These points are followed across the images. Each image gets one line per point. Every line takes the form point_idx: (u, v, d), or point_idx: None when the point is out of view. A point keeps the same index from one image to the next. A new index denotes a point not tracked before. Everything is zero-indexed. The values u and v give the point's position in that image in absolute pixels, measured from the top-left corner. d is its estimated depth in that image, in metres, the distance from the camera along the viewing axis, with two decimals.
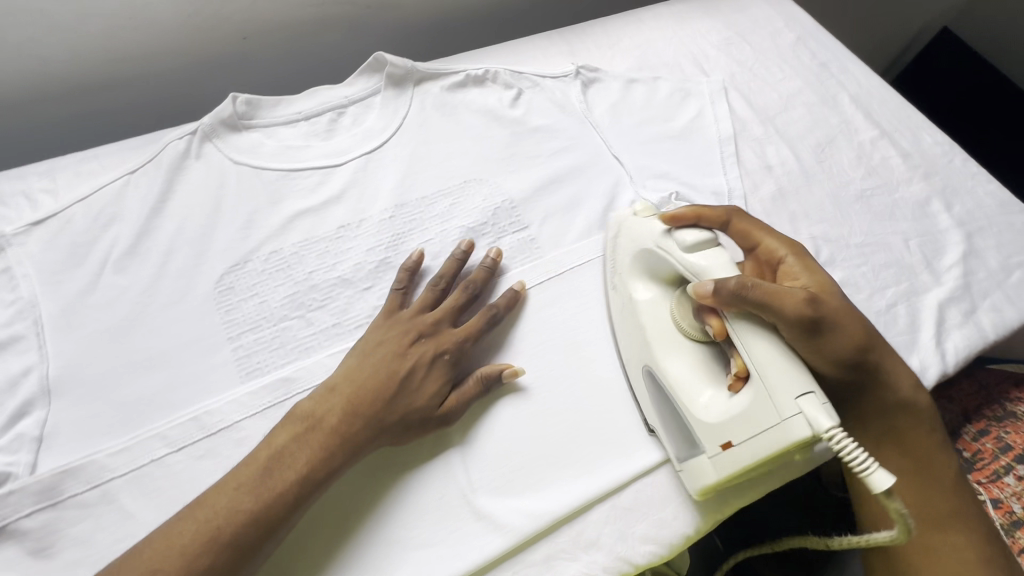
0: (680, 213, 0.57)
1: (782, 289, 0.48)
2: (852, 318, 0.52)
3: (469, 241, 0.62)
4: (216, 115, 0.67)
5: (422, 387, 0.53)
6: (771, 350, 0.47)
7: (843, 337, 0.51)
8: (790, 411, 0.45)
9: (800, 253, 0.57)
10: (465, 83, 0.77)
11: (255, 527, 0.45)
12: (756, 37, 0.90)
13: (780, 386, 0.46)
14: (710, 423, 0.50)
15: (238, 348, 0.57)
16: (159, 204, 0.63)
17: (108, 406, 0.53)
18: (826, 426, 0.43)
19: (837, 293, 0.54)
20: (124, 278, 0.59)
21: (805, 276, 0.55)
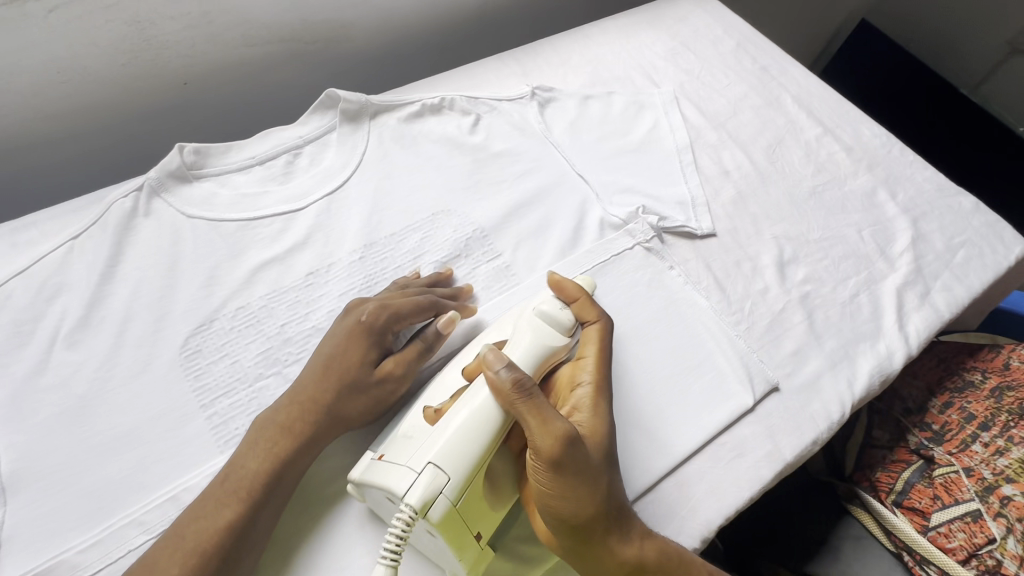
0: (567, 285, 0.57)
1: (544, 418, 0.46)
2: (599, 487, 0.46)
3: (448, 270, 0.64)
4: (162, 168, 0.63)
5: (345, 356, 0.52)
6: (481, 414, 0.47)
7: (566, 503, 0.46)
8: (419, 465, 0.45)
9: (600, 391, 0.52)
10: (422, 113, 0.76)
11: (221, 535, 0.45)
12: (700, 46, 0.93)
13: (435, 446, 0.46)
14: (396, 440, 0.50)
15: (213, 416, 0.54)
16: (110, 270, 0.59)
17: (74, 496, 0.49)
18: (411, 497, 0.43)
19: (604, 452, 0.49)
20: (78, 354, 0.55)
21: (587, 413, 0.50)
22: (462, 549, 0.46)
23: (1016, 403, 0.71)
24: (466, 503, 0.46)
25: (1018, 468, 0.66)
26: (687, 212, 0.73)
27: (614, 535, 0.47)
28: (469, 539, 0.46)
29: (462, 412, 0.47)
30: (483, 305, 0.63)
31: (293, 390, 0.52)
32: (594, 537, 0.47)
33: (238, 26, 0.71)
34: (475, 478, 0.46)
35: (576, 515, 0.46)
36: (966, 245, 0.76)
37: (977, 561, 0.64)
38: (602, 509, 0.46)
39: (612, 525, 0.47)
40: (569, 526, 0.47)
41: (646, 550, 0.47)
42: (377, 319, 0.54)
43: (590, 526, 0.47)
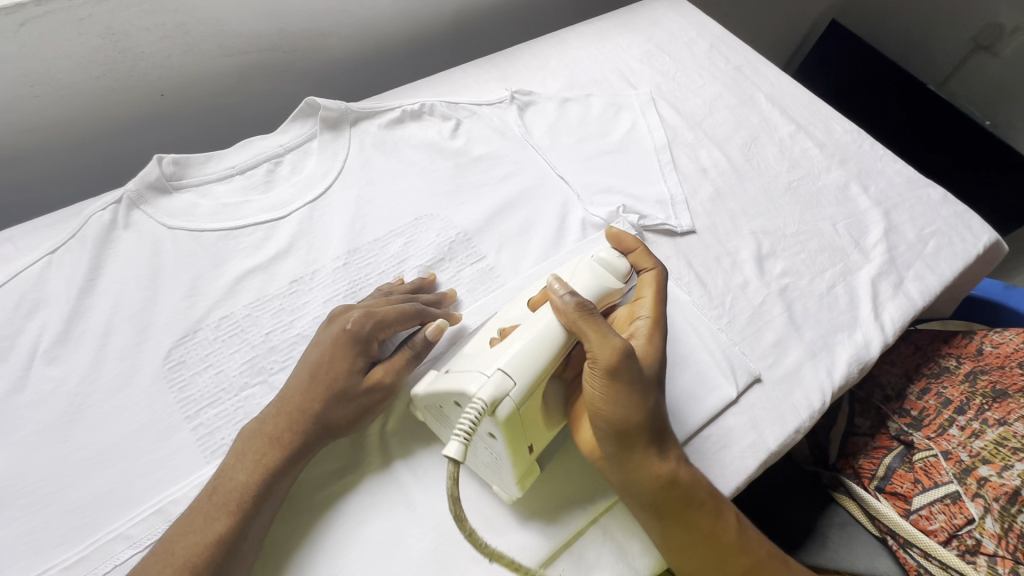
0: (625, 238, 0.61)
1: (605, 331, 0.48)
2: (646, 399, 0.48)
3: (431, 275, 0.64)
4: (141, 180, 0.63)
5: (331, 365, 0.52)
6: (546, 334, 0.49)
7: (614, 412, 0.48)
8: (490, 369, 0.46)
9: (655, 324, 0.54)
10: (402, 119, 0.77)
11: (210, 549, 0.44)
12: (674, 48, 0.95)
13: (506, 355, 0.47)
14: (460, 358, 0.51)
15: (199, 426, 0.53)
16: (89, 283, 0.59)
17: (56, 513, 0.48)
18: (482, 394, 0.44)
19: (654, 373, 0.51)
20: (58, 369, 0.54)
21: (642, 341, 0.52)
22: (518, 454, 0.47)
23: (989, 386, 0.73)
24: (527, 412, 0.47)
25: (992, 449, 0.68)
26: (666, 210, 0.74)
27: (655, 449, 0.48)
28: (524, 447, 0.48)
29: (529, 330, 0.49)
30: (467, 308, 0.63)
31: (280, 401, 0.52)
32: (636, 449, 0.48)
33: (214, 37, 0.71)
34: (537, 390, 0.47)
35: (622, 424, 0.48)
36: (937, 235, 0.78)
37: (957, 541, 0.65)
38: (647, 422, 0.48)
39: (654, 440, 0.48)
40: (614, 435, 0.48)
41: (680, 470, 0.49)
42: (365, 326, 0.53)
43: (635, 437, 0.48)
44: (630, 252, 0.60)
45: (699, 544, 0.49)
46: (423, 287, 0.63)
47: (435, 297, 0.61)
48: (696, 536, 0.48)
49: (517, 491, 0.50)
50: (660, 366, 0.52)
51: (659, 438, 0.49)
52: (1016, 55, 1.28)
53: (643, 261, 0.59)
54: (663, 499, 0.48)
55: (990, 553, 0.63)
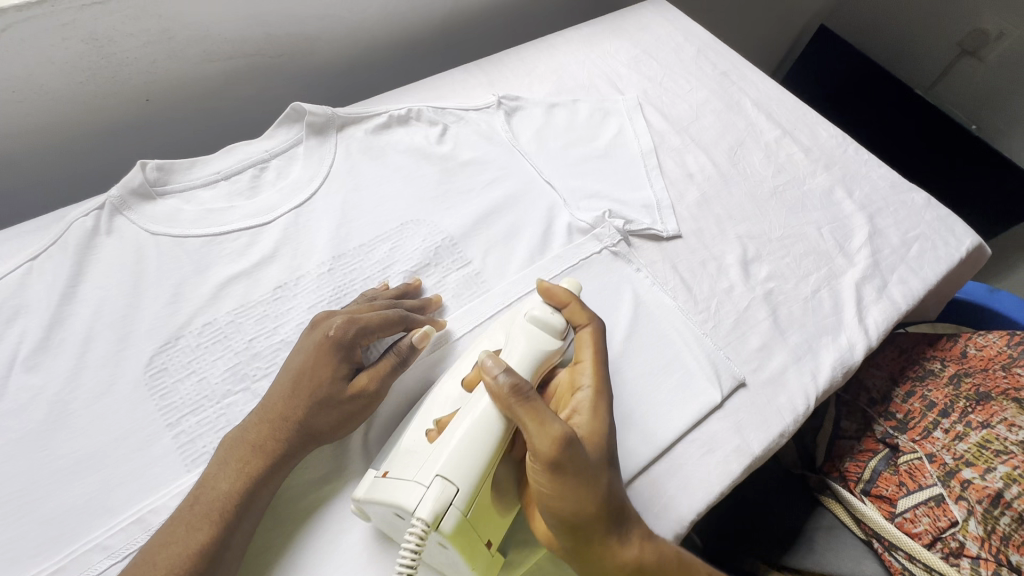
0: (556, 291, 0.57)
1: (542, 420, 0.46)
2: (597, 489, 0.46)
3: (416, 281, 0.64)
4: (125, 185, 0.63)
5: (314, 372, 0.52)
6: (485, 427, 0.48)
7: (564, 507, 0.46)
8: (428, 480, 0.45)
9: (599, 395, 0.52)
10: (389, 124, 0.77)
11: (192, 558, 0.44)
12: (662, 53, 0.95)
13: (443, 460, 0.46)
14: (397, 457, 0.50)
15: (180, 435, 0.53)
16: (71, 290, 0.58)
17: (34, 523, 0.48)
18: (422, 513, 0.44)
19: (604, 454, 0.49)
20: (37, 377, 0.54)
21: (585, 417, 0.50)
22: (473, 559, 0.46)
23: (973, 389, 0.74)
24: (475, 515, 0.46)
25: (975, 452, 0.68)
26: (652, 215, 0.75)
27: (614, 536, 0.47)
28: (481, 548, 0.47)
29: (465, 423, 0.48)
30: (452, 313, 0.63)
31: (260, 408, 0.51)
32: (592, 540, 0.47)
33: (199, 42, 0.71)
34: (482, 488, 0.46)
35: (574, 517, 0.46)
36: (920, 239, 0.79)
37: (941, 544, 0.65)
38: (602, 510, 0.47)
39: (612, 528, 0.47)
40: (567, 528, 0.47)
41: (643, 549, 0.48)
42: (347, 332, 0.53)
43: (591, 527, 0.47)
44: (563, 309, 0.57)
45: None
46: (409, 292, 0.63)
47: (420, 303, 0.61)
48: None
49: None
50: (610, 441, 0.50)
51: (617, 527, 0.47)
52: (1000, 61, 1.30)
53: (578, 318, 0.56)
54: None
55: (973, 555, 0.63)
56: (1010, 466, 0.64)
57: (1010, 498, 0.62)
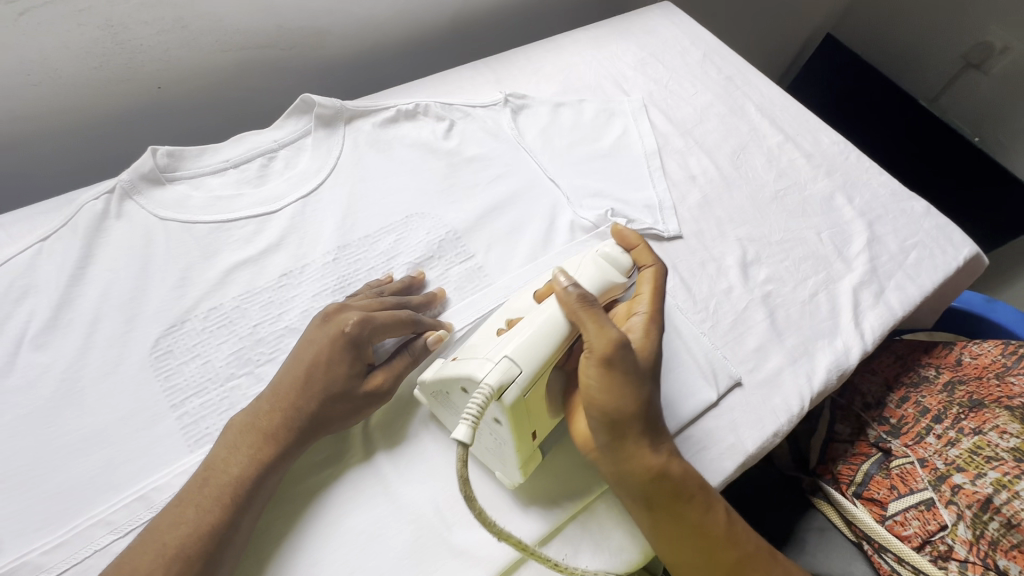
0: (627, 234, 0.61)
1: (602, 318, 0.50)
2: (637, 388, 0.50)
3: (420, 272, 0.65)
4: (135, 170, 0.64)
5: (328, 368, 0.52)
6: (551, 324, 0.51)
7: (604, 403, 0.49)
8: (496, 356, 0.49)
9: (654, 320, 0.55)
10: (397, 118, 0.78)
11: (201, 538, 0.45)
12: (669, 57, 0.96)
13: (511, 344, 0.49)
14: (467, 345, 0.53)
15: (184, 416, 0.54)
16: (80, 271, 0.59)
17: (39, 497, 0.48)
18: (489, 380, 0.47)
19: (648, 363, 0.52)
20: (45, 355, 0.55)
21: (638, 334, 0.54)
22: (521, 438, 0.50)
23: (966, 396, 0.74)
24: (530, 400, 0.49)
25: (967, 458, 0.67)
26: (654, 215, 0.76)
27: (646, 440, 0.50)
28: (527, 432, 0.50)
29: (534, 321, 0.51)
30: (455, 307, 0.64)
31: (272, 391, 0.52)
32: (627, 441, 0.49)
33: (213, 32, 0.72)
34: (540, 378, 0.50)
35: (612, 414, 0.49)
36: (918, 246, 0.80)
37: (930, 547, 0.66)
38: (639, 411, 0.49)
39: (647, 433, 0.50)
40: (604, 425, 0.49)
41: (670, 462, 0.50)
42: (362, 331, 0.54)
43: (626, 425, 0.49)
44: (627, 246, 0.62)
45: (689, 540, 0.50)
46: (412, 286, 0.63)
47: (427, 299, 0.62)
48: (687, 530, 0.50)
49: (519, 475, 0.52)
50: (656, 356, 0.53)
51: (650, 430, 0.50)
52: (1004, 74, 1.31)
53: (640, 253, 0.61)
54: (654, 492, 0.49)
55: (961, 559, 0.64)
56: (1001, 471, 0.64)
57: (999, 503, 0.62)
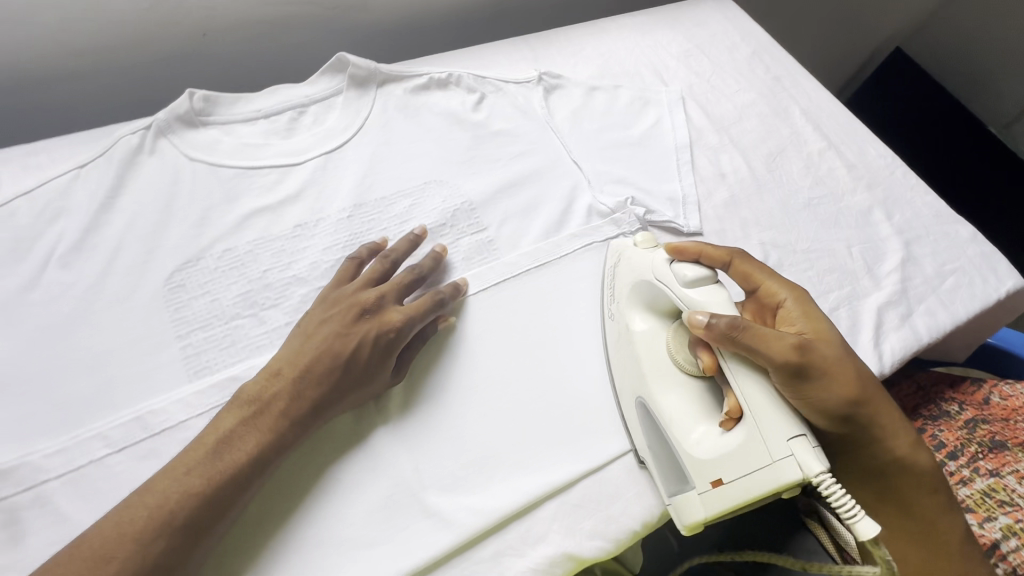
0: (683, 246, 0.56)
1: (775, 338, 0.47)
2: (846, 377, 0.50)
3: (423, 228, 0.64)
4: (172, 111, 0.66)
5: (373, 361, 0.54)
6: (763, 385, 0.47)
7: (836, 407, 0.49)
8: (781, 453, 0.44)
9: (801, 298, 0.54)
10: (428, 86, 0.78)
11: (208, 504, 0.45)
12: (715, 50, 0.93)
13: (772, 430, 0.45)
14: (701, 459, 0.49)
15: (188, 347, 0.56)
16: (110, 200, 0.62)
17: (47, 404, 0.51)
18: (817, 471, 0.43)
19: (834, 343, 0.52)
20: (69, 275, 0.58)
21: (802, 321, 0.53)
22: None
23: (987, 436, 0.70)
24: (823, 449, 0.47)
25: (978, 499, 0.65)
26: (675, 209, 0.74)
27: (876, 424, 0.53)
28: None
29: (756, 396, 0.46)
30: (462, 276, 0.64)
31: (299, 370, 0.52)
32: (865, 429, 0.52)
33: None
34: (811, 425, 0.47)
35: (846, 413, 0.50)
36: (957, 272, 0.75)
37: None
38: (861, 397, 0.51)
39: (874, 415, 0.52)
40: (846, 424, 0.51)
41: (895, 432, 0.54)
42: (409, 328, 0.56)
43: (862, 416, 0.51)
44: (697, 259, 0.56)
45: (947, 529, 0.54)
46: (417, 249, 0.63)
47: (435, 262, 0.62)
48: (927, 515, 0.55)
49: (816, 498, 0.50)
50: (827, 325, 0.53)
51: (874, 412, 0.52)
52: None
53: (711, 258, 0.57)
54: (892, 482, 0.55)
55: None
56: (1012, 518, 0.62)
57: (1006, 550, 0.60)
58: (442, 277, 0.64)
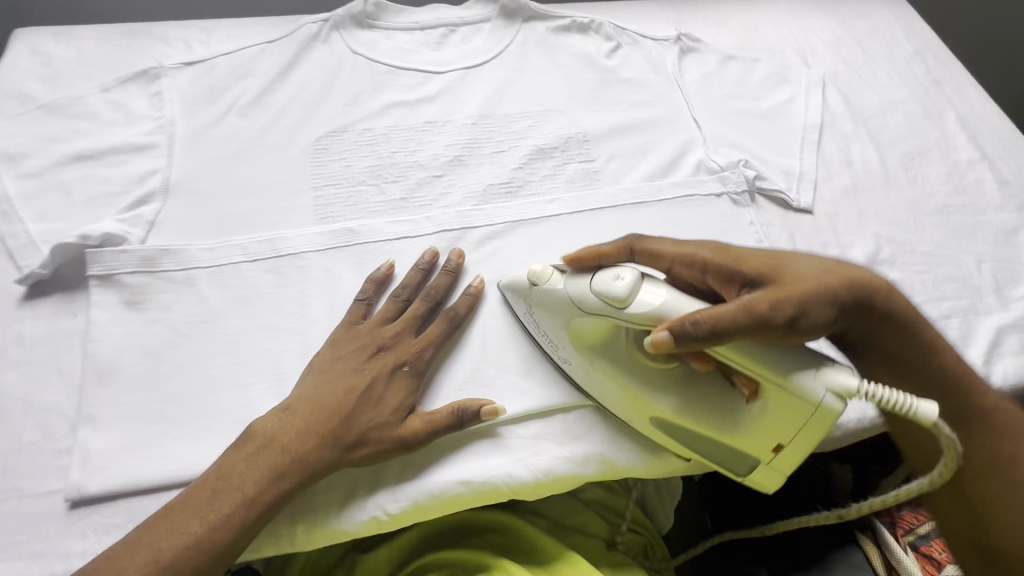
0: (580, 258, 0.52)
1: (729, 306, 0.43)
2: (804, 284, 0.47)
3: (431, 249, 0.61)
4: (348, 10, 0.77)
5: (382, 401, 0.51)
6: (758, 359, 0.43)
7: (819, 315, 0.46)
8: (817, 396, 0.42)
9: (719, 248, 0.50)
10: (570, 28, 0.82)
11: (200, 552, 0.43)
12: (872, 43, 0.88)
13: (796, 386, 0.42)
14: (748, 437, 0.48)
15: (320, 198, 0.65)
16: (286, 71, 0.73)
17: (209, 214, 0.62)
18: (853, 383, 0.42)
19: (763, 267, 0.49)
20: (243, 122, 0.69)
21: (732, 265, 0.49)
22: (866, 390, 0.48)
23: None
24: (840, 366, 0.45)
25: None
26: (789, 182, 0.72)
27: (865, 304, 0.49)
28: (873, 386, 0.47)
29: (765, 375, 0.43)
30: (563, 195, 0.68)
31: (312, 407, 0.50)
32: (859, 302, 0.49)
33: None
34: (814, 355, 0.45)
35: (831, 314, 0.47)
36: None
37: None
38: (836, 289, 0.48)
39: (860, 300, 0.49)
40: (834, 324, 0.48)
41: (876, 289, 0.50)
42: (424, 360, 0.54)
43: (848, 300, 0.48)
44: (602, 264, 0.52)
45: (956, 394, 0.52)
46: (431, 277, 0.60)
47: (452, 279, 0.60)
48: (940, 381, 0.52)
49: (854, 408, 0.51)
50: (740, 252, 0.50)
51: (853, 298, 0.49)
52: None
53: (611, 257, 0.52)
54: (884, 344, 0.52)
55: None
56: None
57: None
58: (451, 297, 0.60)
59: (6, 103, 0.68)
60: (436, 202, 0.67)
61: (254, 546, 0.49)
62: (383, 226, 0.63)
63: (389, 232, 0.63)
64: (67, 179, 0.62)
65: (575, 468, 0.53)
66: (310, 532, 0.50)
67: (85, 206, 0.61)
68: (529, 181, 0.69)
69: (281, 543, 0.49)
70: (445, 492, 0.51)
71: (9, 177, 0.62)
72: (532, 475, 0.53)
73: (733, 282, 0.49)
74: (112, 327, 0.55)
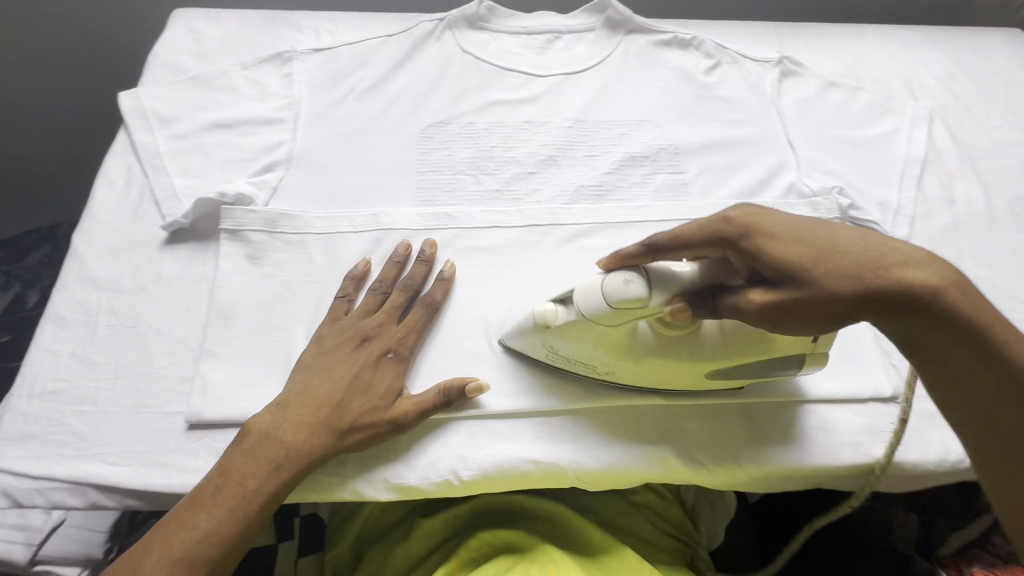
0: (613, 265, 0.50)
1: (742, 298, 0.44)
2: (825, 272, 0.41)
3: (404, 244, 0.63)
4: (463, 12, 0.82)
5: (366, 388, 0.54)
6: None
7: (833, 307, 0.41)
8: None
9: (752, 225, 0.44)
10: (671, 43, 0.84)
11: (215, 540, 0.47)
12: (988, 80, 0.85)
13: None
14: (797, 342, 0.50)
15: (422, 182, 0.70)
16: (400, 64, 0.79)
17: (324, 186, 0.68)
18: None
19: (795, 256, 0.42)
20: (359, 106, 0.75)
21: (753, 255, 0.44)
22: None
23: None
24: None
25: None
26: (884, 215, 0.71)
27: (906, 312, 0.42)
28: None
29: None
30: (652, 203, 0.70)
31: (304, 401, 0.53)
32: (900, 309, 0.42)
33: None
34: None
35: (852, 306, 0.41)
36: None
37: None
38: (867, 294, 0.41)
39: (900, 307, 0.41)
40: (863, 314, 0.42)
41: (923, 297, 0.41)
42: (405, 351, 0.57)
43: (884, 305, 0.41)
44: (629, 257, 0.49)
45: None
46: (406, 269, 0.63)
47: (427, 268, 0.62)
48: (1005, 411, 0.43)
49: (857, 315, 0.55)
50: (769, 221, 0.44)
51: (900, 286, 0.41)
52: None
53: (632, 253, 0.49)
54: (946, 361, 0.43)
55: None
56: None
57: None
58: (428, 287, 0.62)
59: (163, 74, 0.77)
60: (528, 197, 0.70)
61: (334, 487, 0.53)
62: (478, 214, 0.67)
63: (483, 220, 0.67)
64: (207, 143, 0.70)
65: (641, 466, 0.55)
66: (390, 486, 0.54)
67: (220, 168, 0.69)
68: (618, 187, 0.71)
69: (363, 490, 0.53)
70: (516, 468, 0.54)
71: (161, 137, 0.70)
72: (597, 464, 0.55)
73: (752, 265, 0.44)
74: (235, 276, 0.61)
